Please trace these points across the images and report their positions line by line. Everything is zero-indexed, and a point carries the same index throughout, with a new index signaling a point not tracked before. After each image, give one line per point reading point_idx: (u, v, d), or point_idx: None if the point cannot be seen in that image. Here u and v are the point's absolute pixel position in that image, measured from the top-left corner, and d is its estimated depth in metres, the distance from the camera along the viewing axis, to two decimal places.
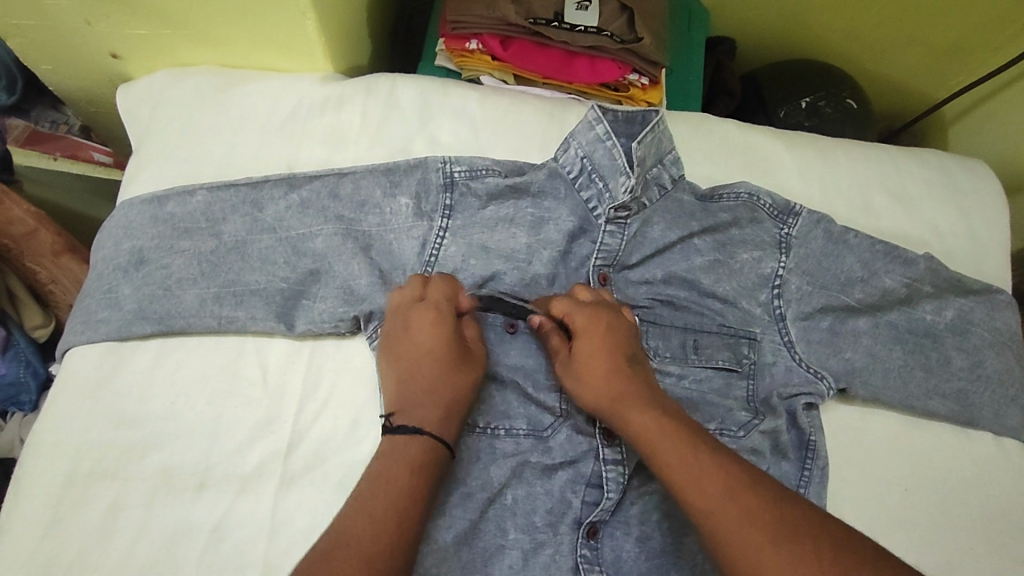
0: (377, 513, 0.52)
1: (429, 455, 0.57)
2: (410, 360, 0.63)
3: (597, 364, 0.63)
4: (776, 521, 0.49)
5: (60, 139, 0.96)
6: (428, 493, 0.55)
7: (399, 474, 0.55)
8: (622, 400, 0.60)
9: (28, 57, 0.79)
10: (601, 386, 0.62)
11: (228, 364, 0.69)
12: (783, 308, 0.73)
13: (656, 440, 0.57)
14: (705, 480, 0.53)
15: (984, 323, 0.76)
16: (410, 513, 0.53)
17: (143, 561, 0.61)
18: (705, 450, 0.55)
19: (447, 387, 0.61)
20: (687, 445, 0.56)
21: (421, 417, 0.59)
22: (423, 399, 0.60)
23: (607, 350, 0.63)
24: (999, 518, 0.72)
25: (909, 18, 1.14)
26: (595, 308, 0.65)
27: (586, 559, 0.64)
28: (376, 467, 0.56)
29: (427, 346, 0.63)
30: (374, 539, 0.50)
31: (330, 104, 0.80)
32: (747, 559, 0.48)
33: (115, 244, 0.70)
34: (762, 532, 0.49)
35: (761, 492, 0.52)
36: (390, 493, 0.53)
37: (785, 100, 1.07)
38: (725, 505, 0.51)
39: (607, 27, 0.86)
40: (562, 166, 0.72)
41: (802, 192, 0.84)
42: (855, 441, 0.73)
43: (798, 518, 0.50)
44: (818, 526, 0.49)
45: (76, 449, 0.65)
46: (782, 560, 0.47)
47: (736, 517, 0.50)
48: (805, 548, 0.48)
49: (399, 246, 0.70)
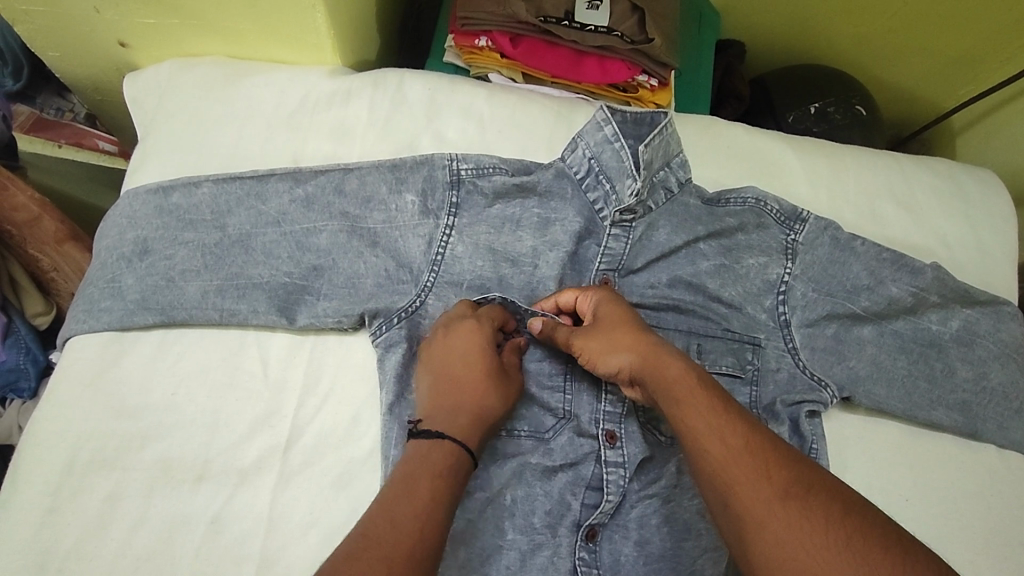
0: (403, 519, 0.50)
1: (458, 465, 0.56)
2: (449, 371, 0.63)
3: (618, 331, 0.62)
4: (789, 483, 0.49)
5: (66, 127, 0.96)
6: (451, 500, 0.53)
7: (426, 479, 0.53)
8: (646, 358, 0.59)
9: (35, 43, 0.78)
10: (625, 347, 0.61)
11: (229, 357, 0.68)
12: (787, 314, 0.73)
13: (679, 391, 0.56)
14: (722, 437, 0.52)
15: (989, 335, 0.75)
16: (434, 520, 0.51)
17: (140, 551, 0.60)
18: (726, 408, 0.54)
19: (481, 403, 0.62)
20: (709, 400, 0.55)
21: (453, 427, 0.59)
22: (456, 410, 0.60)
23: (628, 318, 0.63)
24: (999, 531, 0.72)
25: (920, 26, 1.13)
26: (609, 296, 0.65)
27: (584, 561, 0.64)
28: (401, 471, 0.54)
29: (469, 360, 0.63)
30: (398, 539, 0.48)
31: (337, 97, 0.79)
32: (756, 514, 0.48)
33: (118, 234, 0.70)
34: (775, 491, 0.48)
35: (779, 455, 0.51)
36: (416, 498, 0.52)
37: (794, 105, 1.07)
38: (742, 465, 0.50)
39: (617, 27, 0.85)
40: (569, 166, 0.72)
41: (810, 198, 0.84)
42: (857, 451, 0.72)
43: (812, 484, 0.49)
44: (832, 493, 0.48)
45: (74, 438, 0.64)
46: (792, 519, 0.47)
47: (750, 474, 0.50)
48: (816, 511, 0.47)
49: (404, 244, 0.69)
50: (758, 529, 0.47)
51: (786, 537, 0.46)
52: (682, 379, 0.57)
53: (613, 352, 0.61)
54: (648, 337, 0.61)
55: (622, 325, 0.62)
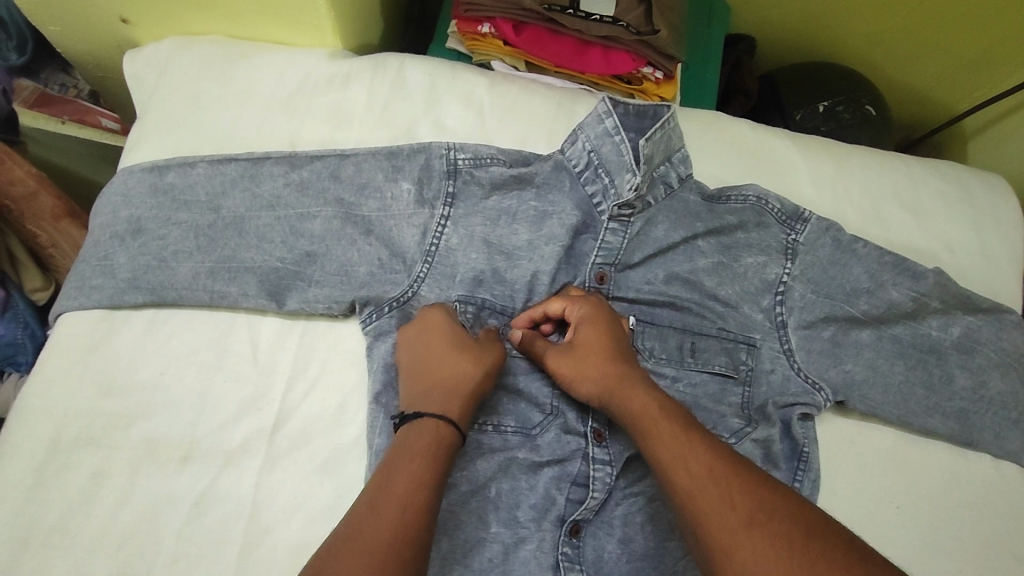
0: (384, 512, 0.49)
1: (440, 439, 0.56)
2: (419, 357, 0.63)
3: (595, 355, 0.64)
4: (753, 509, 0.48)
5: (68, 103, 0.94)
6: (431, 478, 0.52)
7: (409, 462, 0.53)
8: (615, 389, 0.61)
9: (36, 17, 0.78)
10: (598, 371, 0.63)
11: (218, 339, 0.68)
12: (784, 315, 0.72)
13: (646, 421, 0.57)
14: (687, 466, 0.52)
15: (991, 343, 0.74)
16: (417, 507, 0.50)
17: (123, 529, 0.60)
18: (690, 435, 0.54)
19: (456, 374, 0.61)
20: (673, 429, 0.55)
21: (428, 405, 0.58)
22: (429, 391, 0.60)
23: (605, 343, 0.64)
24: (992, 543, 0.70)
25: (934, 24, 1.10)
26: (591, 310, 0.66)
27: (567, 557, 0.63)
28: (382, 463, 0.54)
29: (436, 345, 0.63)
30: (378, 531, 0.48)
31: (336, 81, 0.78)
32: (723, 545, 0.47)
33: (112, 212, 0.69)
34: (740, 518, 0.48)
35: (744, 480, 0.50)
36: (396, 486, 0.51)
37: (802, 103, 1.05)
38: (708, 493, 0.50)
39: (623, 17, 0.83)
40: (568, 158, 0.71)
41: (813, 198, 0.82)
42: (849, 456, 0.71)
43: (775, 506, 0.48)
44: (796, 516, 0.47)
45: (63, 414, 0.64)
46: (759, 547, 0.46)
47: (715, 503, 0.49)
48: (780, 535, 0.46)
49: (399, 233, 0.68)
50: (725, 559, 0.46)
51: (753, 565, 0.45)
52: (647, 410, 0.58)
53: (586, 377, 0.63)
54: (620, 363, 0.63)
55: (597, 352, 0.64)
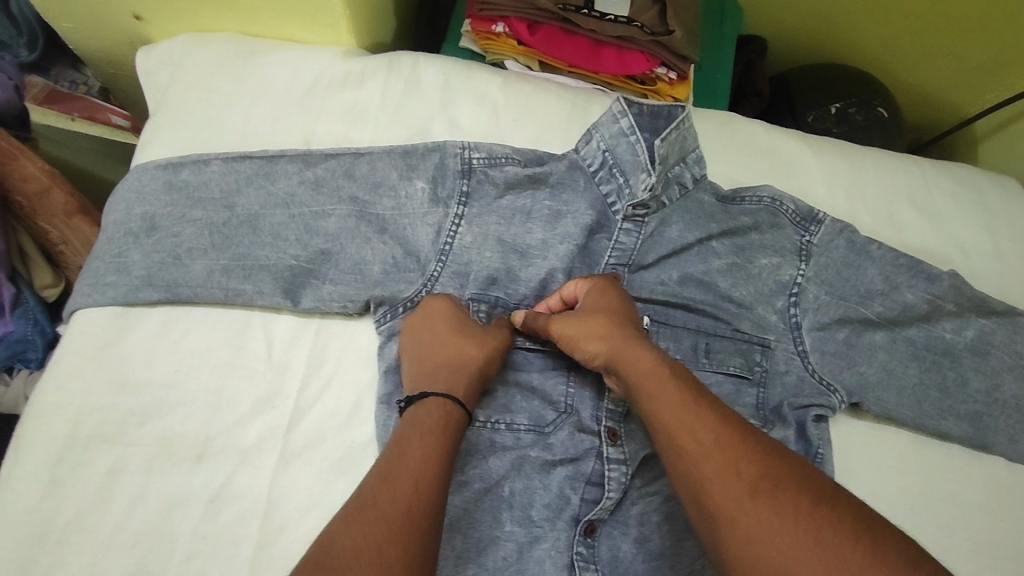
0: (400, 482, 0.50)
1: (450, 417, 0.57)
2: (423, 340, 0.63)
3: (600, 316, 0.63)
4: (757, 478, 0.47)
5: (78, 100, 0.95)
6: (444, 453, 0.53)
7: (421, 437, 0.54)
8: (619, 350, 0.60)
9: (49, 14, 0.78)
10: (604, 332, 0.62)
11: (232, 338, 0.68)
12: (799, 316, 0.72)
13: (649, 388, 0.56)
14: (692, 433, 0.51)
15: (1005, 345, 0.73)
16: (431, 477, 0.51)
17: (139, 527, 0.60)
18: (695, 401, 0.54)
19: (460, 356, 0.62)
20: (677, 394, 0.54)
21: (436, 386, 0.59)
22: (437, 372, 0.60)
23: (613, 308, 0.63)
24: (1008, 546, 0.70)
25: (945, 26, 1.10)
26: (601, 282, 0.66)
27: (582, 557, 0.63)
28: (395, 437, 0.54)
29: (441, 329, 0.63)
30: (393, 499, 0.48)
31: (350, 79, 0.78)
32: (726, 513, 0.46)
33: (126, 209, 0.69)
34: (744, 487, 0.47)
35: (749, 449, 0.49)
36: (410, 458, 0.51)
37: (814, 104, 1.04)
38: (713, 460, 0.49)
39: (637, 18, 0.83)
40: (583, 158, 0.71)
41: (826, 199, 0.82)
42: (863, 457, 0.71)
43: (780, 476, 0.48)
44: (803, 486, 0.47)
45: (78, 412, 0.64)
46: (763, 515, 0.45)
47: (719, 470, 0.48)
48: (784, 504, 0.46)
49: (413, 232, 0.68)
50: (728, 528, 0.46)
51: (756, 534, 0.45)
52: (652, 374, 0.57)
53: (590, 341, 0.62)
54: (627, 328, 0.62)
55: (603, 314, 0.63)
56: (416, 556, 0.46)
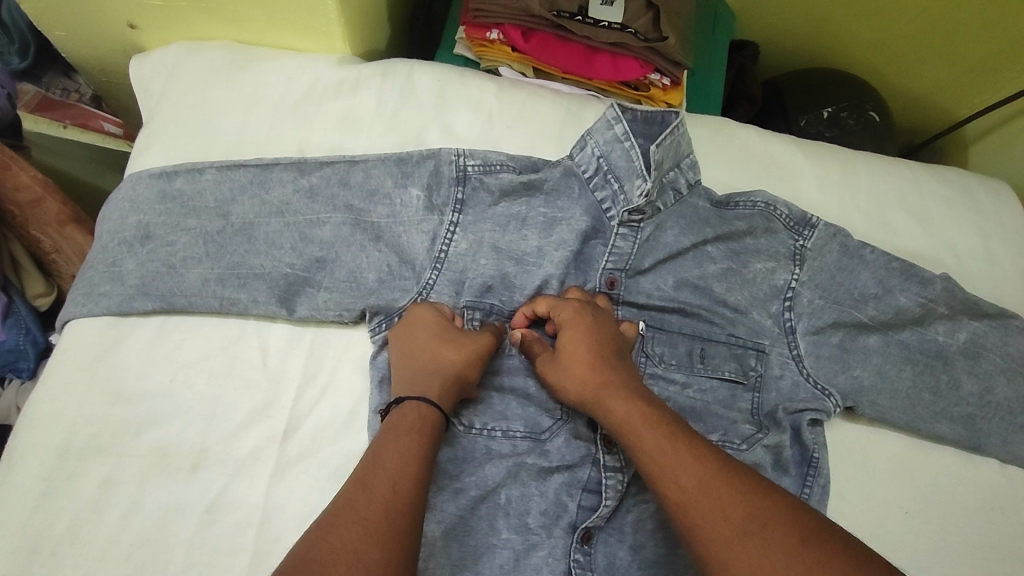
0: (376, 487, 0.50)
1: (424, 418, 0.57)
2: (405, 345, 0.64)
3: (578, 358, 0.63)
4: (745, 517, 0.48)
5: (70, 107, 0.95)
6: (421, 455, 0.53)
7: (397, 441, 0.54)
8: (598, 392, 0.60)
9: (42, 22, 0.77)
10: (584, 374, 0.62)
11: (227, 346, 0.68)
12: (793, 321, 0.72)
13: (634, 428, 0.56)
14: (676, 477, 0.52)
15: (997, 348, 0.74)
16: (408, 481, 0.51)
17: (134, 538, 0.60)
18: (677, 440, 0.54)
19: (439, 360, 0.62)
20: (659, 435, 0.55)
21: (412, 391, 0.60)
22: (416, 376, 0.61)
23: (589, 344, 0.63)
24: (1000, 548, 0.70)
25: (934, 31, 1.11)
26: (575, 311, 0.65)
27: (579, 563, 0.63)
28: (373, 443, 0.55)
29: (422, 333, 0.64)
30: (371, 505, 0.48)
31: (345, 87, 0.78)
32: (718, 556, 0.47)
33: (120, 218, 0.69)
34: (733, 528, 0.47)
35: (733, 486, 0.50)
36: (387, 463, 0.52)
37: (807, 109, 1.05)
38: (699, 503, 0.50)
39: (631, 24, 0.83)
40: (577, 165, 0.71)
41: (820, 204, 0.82)
42: (857, 460, 0.72)
43: (767, 512, 0.48)
44: (791, 521, 0.47)
45: (72, 423, 0.64)
46: (754, 556, 0.46)
47: (707, 513, 0.49)
48: (773, 542, 0.46)
49: (408, 239, 0.68)
50: (722, 571, 0.46)
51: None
52: (631, 417, 0.57)
53: (571, 381, 0.63)
54: (605, 364, 0.62)
55: (580, 354, 0.63)
56: (393, 555, 0.46)
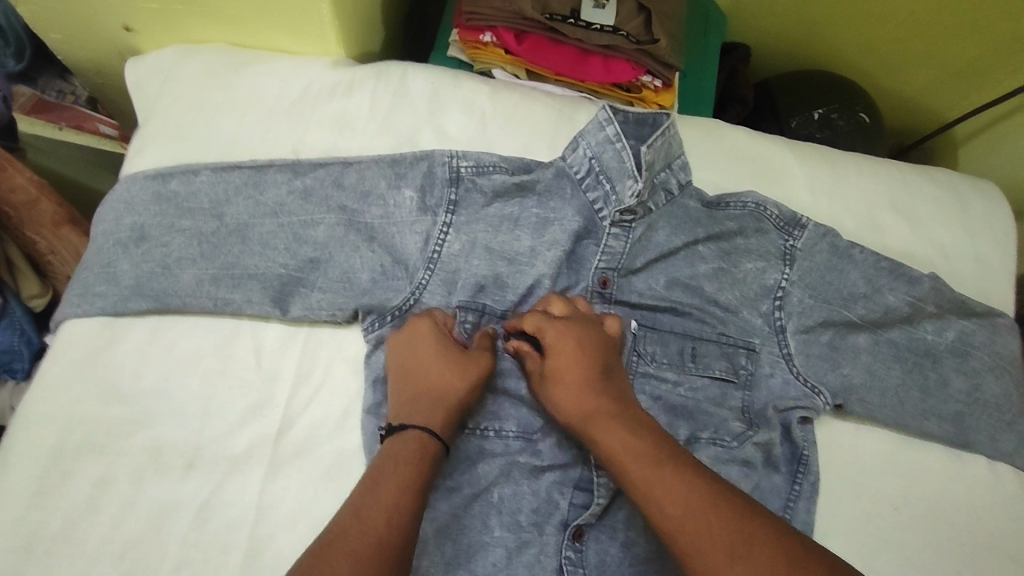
0: (372, 516, 0.51)
1: (425, 450, 0.57)
2: (405, 364, 0.64)
3: (565, 382, 0.63)
4: (735, 544, 0.48)
5: (65, 109, 0.95)
6: (418, 486, 0.54)
7: (395, 470, 0.55)
8: (585, 417, 0.60)
9: (37, 25, 0.78)
10: (570, 399, 0.62)
11: (221, 346, 0.68)
12: (783, 320, 0.73)
13: (621, 455, 0.56)
14: (665, 507, 0.52)
15: (984, 346, 0.75)
16: (403, 511, 0.52)
17: (128, 537, 0.60)
18: (664, 466, 0.54)
19: (441, 385, 0.62)
20: (646, 462, 0.55)
21: (414, 416, 0.60)
22: (417, 399, 0.61)
23: (574, 367, 0.63)
24: (988, 543, 0.71)
25: (923, 34, 1.13)
26: (558, 333, 0.64)
27: (570, 560, 0.64)
28: (370, 469, 0.55)
29: (424, 354, 0.64)
30: (364, 535, 0.49)
31: (339, 89, 0.79)
32: None
33: (115, 219, 0.70)
34: (723, 555, 0.48)
35: (722, 512, 0.50)
36: (383, 491, 0.53)
37: (798, 110, 1.06)
38: (689, 532, 0.50)
39: (623, 26, 0.84)
40: (570, 166, 0.71)
41: (810, 204, 0.83)
42: (847, 458, 0.72)
43: (756, 538, 0.49)
44: (776, 544, 0.48)
45: (67, 422, 0.64)
46: None
47: (697, 541, 0.49)
48: (762, 568, 0.47)
49: (401, 240, 0.69)
50: None
51: None
52: (618, 444, 0.57)
53: (558, 404, 0.62)
54: (591, 387, 0.62)
55: (567, 378, 0.63)
56: None
